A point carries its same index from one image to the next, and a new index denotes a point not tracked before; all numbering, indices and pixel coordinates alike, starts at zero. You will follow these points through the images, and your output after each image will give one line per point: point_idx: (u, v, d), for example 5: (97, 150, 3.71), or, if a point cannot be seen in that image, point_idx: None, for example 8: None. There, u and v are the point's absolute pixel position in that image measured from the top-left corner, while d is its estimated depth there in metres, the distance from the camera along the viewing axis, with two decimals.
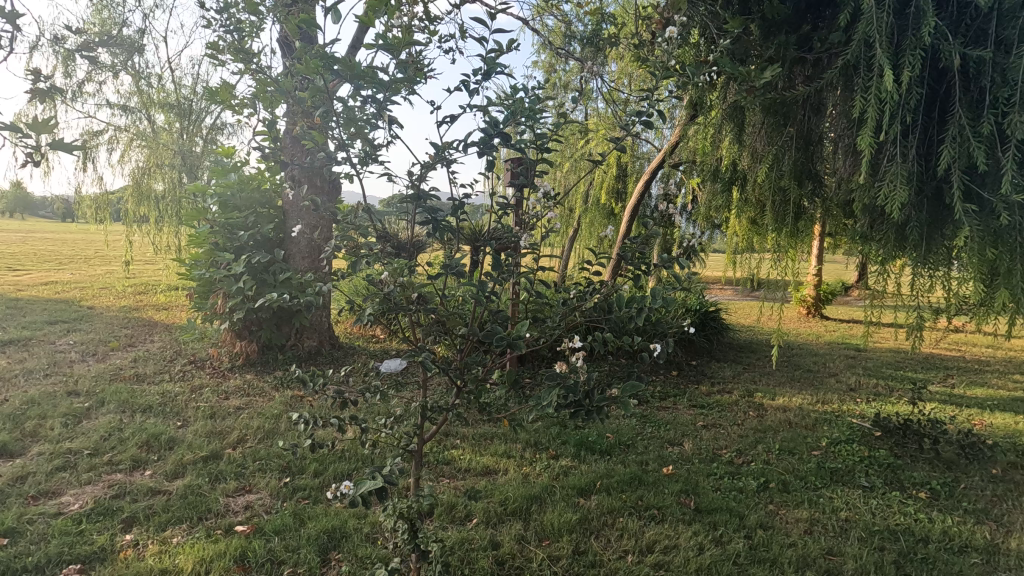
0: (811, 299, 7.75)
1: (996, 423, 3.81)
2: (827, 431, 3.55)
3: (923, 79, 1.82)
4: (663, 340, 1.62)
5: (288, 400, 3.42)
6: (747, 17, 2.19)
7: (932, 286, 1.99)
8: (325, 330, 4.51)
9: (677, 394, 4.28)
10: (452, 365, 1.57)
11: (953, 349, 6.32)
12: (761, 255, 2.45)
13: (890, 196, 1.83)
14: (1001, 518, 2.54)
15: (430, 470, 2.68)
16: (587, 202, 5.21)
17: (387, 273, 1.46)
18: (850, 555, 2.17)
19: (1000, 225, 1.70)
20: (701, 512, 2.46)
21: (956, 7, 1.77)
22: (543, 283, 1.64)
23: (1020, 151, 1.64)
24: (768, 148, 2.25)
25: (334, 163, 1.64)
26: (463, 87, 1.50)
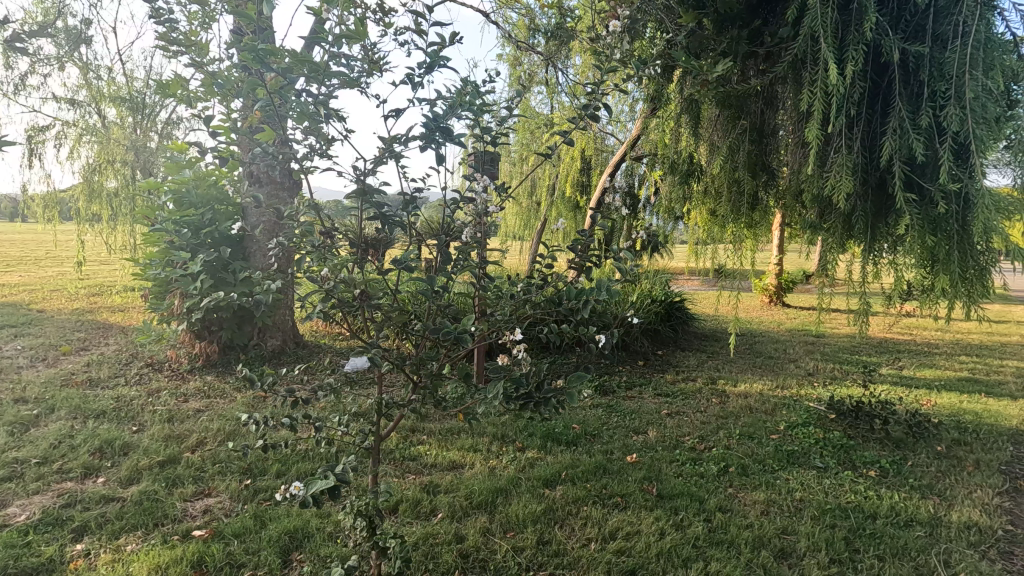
0: (773, 289, 7.97)
1: (942, 402, 4.01)
2: (785, 415, 3.67)
3: (865, 73, 1.89)
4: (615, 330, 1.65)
5: (251, 401, 3.35)
6: (701, 12, 2.23)
7: (877, 273, 2.07)
8: (289, 329, 4.43)
9: (642, 383, 4.35)
10: (406, 360, 1.57)
11: (905, 334, 6.58)
12: (716, 245, 2.50)
13: (836, 186, 1.90)
14: (944, 492, 2.67)
15: (395, 467, 2.67)
16: (553, 196, 5.23)
17: (328, 269, 1.44)
18: (803, 533, 2.25)
19: (939, 214, 1.79)
20: (663, 498, 2.51)
21: (895, 3, 1.83)
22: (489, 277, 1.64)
23: (955, 142, 1.72)
24: (723, 140, 2.30)
25: (283, 160, 1.61)
26: (408, 80, 1.48)
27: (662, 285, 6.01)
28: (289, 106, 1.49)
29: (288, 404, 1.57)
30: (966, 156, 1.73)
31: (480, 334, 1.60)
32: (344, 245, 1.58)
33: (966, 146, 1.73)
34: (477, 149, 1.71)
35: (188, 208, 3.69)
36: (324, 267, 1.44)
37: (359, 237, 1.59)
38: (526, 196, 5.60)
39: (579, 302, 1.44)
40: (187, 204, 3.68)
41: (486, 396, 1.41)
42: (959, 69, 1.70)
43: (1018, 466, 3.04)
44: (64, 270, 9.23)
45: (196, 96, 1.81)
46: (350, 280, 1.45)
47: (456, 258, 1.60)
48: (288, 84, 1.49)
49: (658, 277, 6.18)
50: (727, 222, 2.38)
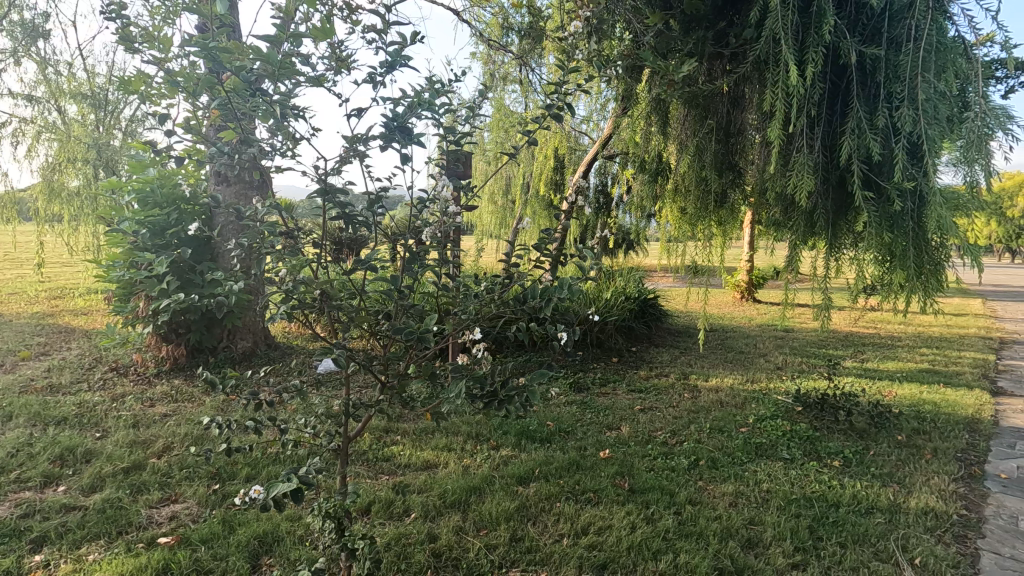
0: (744, 284, 8.13)
1: (903, 393, 4.15)
2: (754, 408, 3.76)
3: (825, 74, 1.94)
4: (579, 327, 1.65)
5: (220, 404, 3.28)
6: (668, 13, 2.26)
7: (838, 268, 2.13)
8: (260, 330, 4.36)
9: (616, 379, 4.41)
10: (373, 361, 1.56)
11: (870, 327, 6.80)
12: (685, 242, 2.54)
13: (797, 184, 1.95)
14: (903, 480, 2.77)
15: (368, 468, 2.65)
16: (527, 195, 5.26)
17: (286, 270, 1.42)
18: (769, 523, 2.31)
19: (895, 211, 1.85)
20: (635, 493, 2.55)
21: (853, 6, 1.88)
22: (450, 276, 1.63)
23: (909, 142, 1.78)
24: (690, 139, 2.34)
25: (246, 160, 1.59)
26: (371, 79, 1.47)
27: (636, 282, 6.08)
28: (249, 106, 1.47)
29: (252, 407, 1.54)
30: (919, 155, 1.79)
31: (446, 333, 1.60)
32: (309, 245, 1.57)
33: (919, 146, 1.80)
34: (444, 147, 1.70)
35: (152, 208, 3.59)
36: (283, 267, 1.42)
37: (327, 237, 1.58)
38: (500, 194, 5.61)
39: (542, 301, 1.45)
40: (152, 203, 3.58)
41: (448, 394, 1.41)
42: (912, 71, 1.76)
43: (972, 453, 3.16)
44: (23, 270, 9.15)
45: (158, 92, 1.76)
46: (311, 280, 1.44)
47: (424, 257, 1.60)
48: (248, 84, 1.47)
49: (631, 275, 6.26)
50: (695, 220, 2.42)
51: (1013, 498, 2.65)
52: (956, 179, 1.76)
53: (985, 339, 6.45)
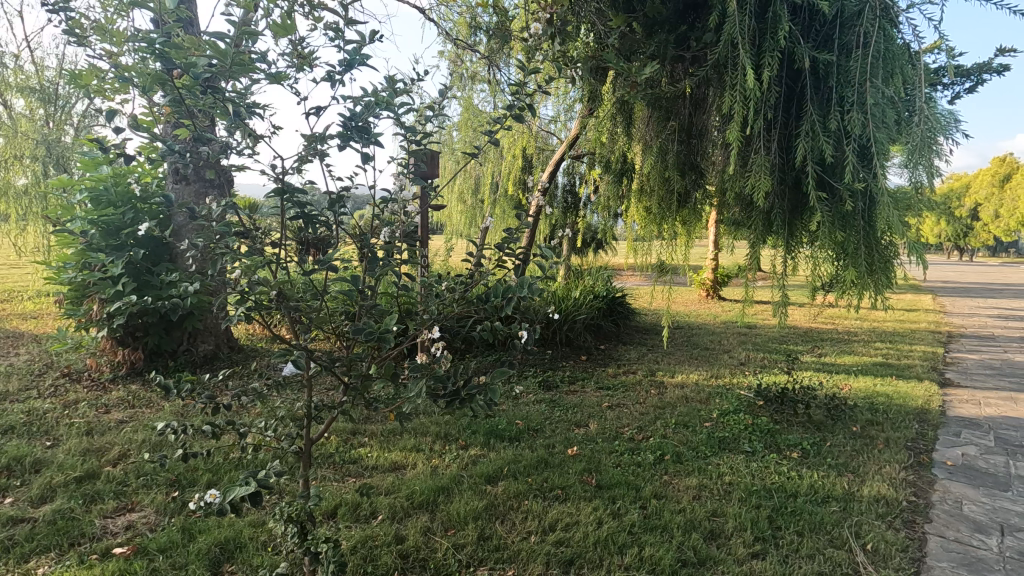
0: (710, 283, 8.32)
1: (858, 386, 4.32)
2: (718, 403, 3.85)
3: (780, 78, 2.00)
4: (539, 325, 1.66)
5: (180, 409, 3.19)
6: (631, 16, 2.29)
7: (795, 265, 2.21)
8: (221, 332, 4.25)
9: (585, 377, 4.46)
10: (336, 362, 1.54)
11: (828, 323, 7.04)
12: (651, 241, 2.59)
13: (755, 184, 2.01)
14: (857, 469, 2.88)
15: (334, 471, 2.62)
16: (496, 194, 5.26)
17: (239, 270, 1.37)
18: (731, 515, 2.37)
19: (846, 211, 1.93)
20: (602, 488, 2.59)
21: (806, 13, 1.95)
22: (412, 276, 1.61)
23: (859, 145, 1.85)
24: (654, 140, 2.39)
25: (201, 159, 1.55)
26: (329, 77, 1.45)
27: (605, 281, 6.16)
28: (204, 103, 1.42)
29: (208, 410, 1.50)
30: (869, 157, 1.86)
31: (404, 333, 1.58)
32: (268, 245, 1.53)
33: (869, 148, 1.87)
34: (406, 147, 1.68)
35: (106, 207, 3.46)
36: (236, 267, 1.38)
37: (287, 236, 1.55)
38: (469, 194, 5.60)
39: (503, 300, 1.46)
40: (105, 203, 3.45)
41: (408, 394, 1.40)
42: (861, 76, 1.83)
43: (921, 442, 3.32)
44: None
45: (109, 87, 1.70)
46: (267, 280, 1.40)
47: (386, 257, 1.59)
48: (202, 83, 1.43)
49: (600, 274, 6.34)
50: (660, 220, 2.47)
51: (958, 484, 2.79)
52: (902, 180, 1.84)
53: (934, 333, 6.76)
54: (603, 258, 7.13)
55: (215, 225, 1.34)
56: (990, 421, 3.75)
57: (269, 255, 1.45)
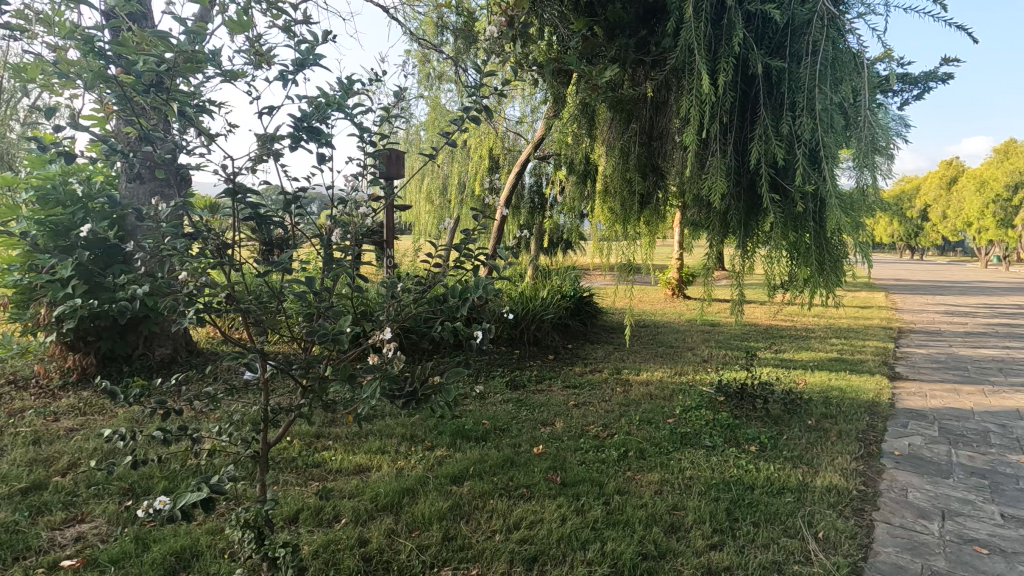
0: (675, 282, 8.48)
1: (814, 381, 4.48)
2: (681, 399, 3.94)
3: (735, 83, 2.06)
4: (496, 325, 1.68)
5: (134, 416, 3.08)
6: (592, 19, 2.32)
7: (751, 265, 2.29)
8: (179, 335, 4.13)
9: (552, 376, 4.49)
10: (294, 365, 1.53)
11: (787, 320, 7.28)
12: (614, 241, 2.63)
13: (711, 187, 2.07)
14: (811, 461, 2.99)
15: (296, 475, 2.58)
16: (463, 195, 5.25)
17: (186, 273, 1.34)
18: (691, 508, 2.44)
19: (798, 212, 2.01)
20: (567, 486, 2.62)
21: (759, 21, 2.01)
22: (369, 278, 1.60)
23: (810, 149, 1.92)
24: (615, 142, 2.43)
25: (148, 159, 1.50)
26: (283, 76, 1.43)
27: (572, 281, 6.22)
28: (151, 101, 1.38)
29: (159, 415, 1.46)
30: (819, 160, 1.94)
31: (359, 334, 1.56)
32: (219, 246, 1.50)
33: (818, 152, 1.94)
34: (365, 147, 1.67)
35: (54, 207, 3.31)
36: (184, 269, 1.34)
37: (240, 237, 1.52)
38: (437, 194, 5.58)
39: (459, 301, 1.47)
40: (53, 202, 3.31)
41: (362, 396, 1.40)
42: (810, 83, 1.90)
43: (871, 433, 3.46)
44: None
45: (51, 83, 1.63)
46: (218, 283, 1.37)
47: (343, 258, 1.58)
48: (147, 80, 1.38)
49: (567, 274, 6.40)
50: (622, 220, 2.52)
51: (904, 473, 2.93)
52: (851, 182, 1.91)
53: (885, 329, 7.06)
54: (571, 258, 7.20)
55: (163, 225, 1.30)
56: (934, 412, 3.94)
57: (221, 257, 1.41)
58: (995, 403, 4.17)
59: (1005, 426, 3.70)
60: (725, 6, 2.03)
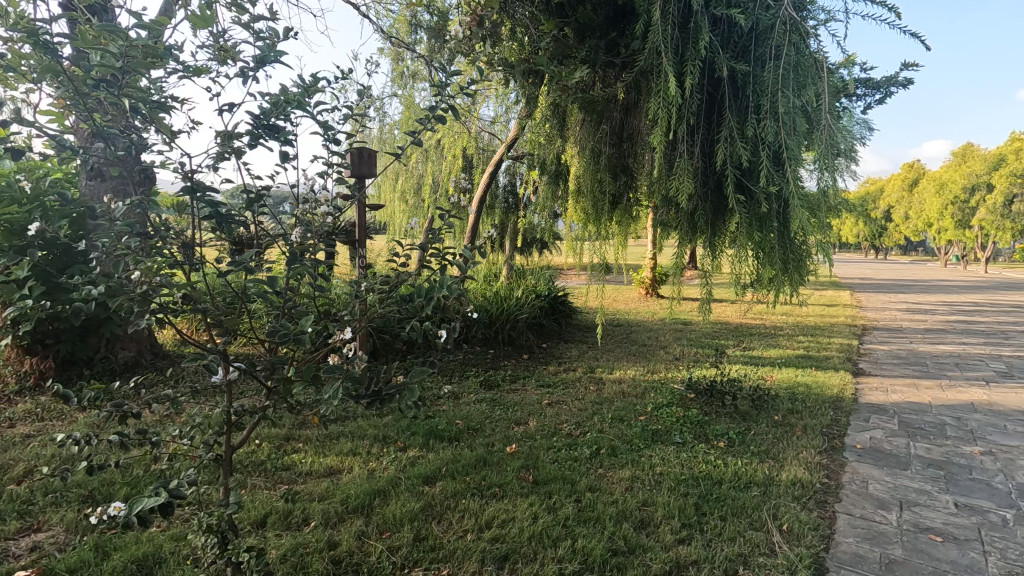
0: (649, 281, 8.60)
1: (782, 377, 4.59)
2: (652, 397, 4.00)
3: (702, 86, 2.09)
4: (460, 324, 1.68)
5: (95, 421, 2.99)
6: (563, 21, 2.32)
7: (718, 264, 2.33)
8: (144, 338, 4.01)
9: (526, 375, 4.51)
10: (258, 366, 1.51)
11: (757, 319, 7.44)
12: (585, 241, 2.66)
13: (679, 187, 2.11)
14: (778, 455, 3.06)
15: (265, 479, 2.54)
16: (436, 194, 5.23)
17: (139, 272, 1.29)
18: (660, 504, 2.47)
19: (762, 212, 2.06)
20: (538, 484, 2.63)
21: (724, 25, 2.04)
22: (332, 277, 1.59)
23: (773, 151, 1.96)
24: (586, 142, 2.45)
25: (103, 156, 1.45)
26: (243, 73, 1.40)
27: (546, 280, 6.25)
28: (105, 97, 1.33)
29: (116, 419, 1.42)
30: (782, 162, 1.98)
31: (323, 335, 1.55)
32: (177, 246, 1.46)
33: (780, 154, 1.99)
34: (329, 145, 1.65)
35: (9, 205, 3.19)
36: (138, 269, 1.30)
37: (199, 236, 1.48)
38: (411, 194, 5.54)
39: (424, 300, 1.46)
40: (7, 200, 3.19)
41: (323, 396, 1.39)
42: (773, 87, 1.94)
43: (835, 428, 3.56)
44: None
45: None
46: (174, 283, 1.34)
47: (306, 257, 1.55)
48: (98, 75, 1.33)
49: (542, 274, 6.42)
50: (593, 221, 2.54)
51: (865, 465, 3.02)
52: (812, 183, 1.97)
53: (850, 326, 7.27)
54: (546, 258, 7.24)
55: (117, 224, 1.26)
56: (894, 406, 4.08)
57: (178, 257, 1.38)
58: (951, 397, 4.34)
59: (960, 418, 3.84)
60: (692, 10, 2.06)
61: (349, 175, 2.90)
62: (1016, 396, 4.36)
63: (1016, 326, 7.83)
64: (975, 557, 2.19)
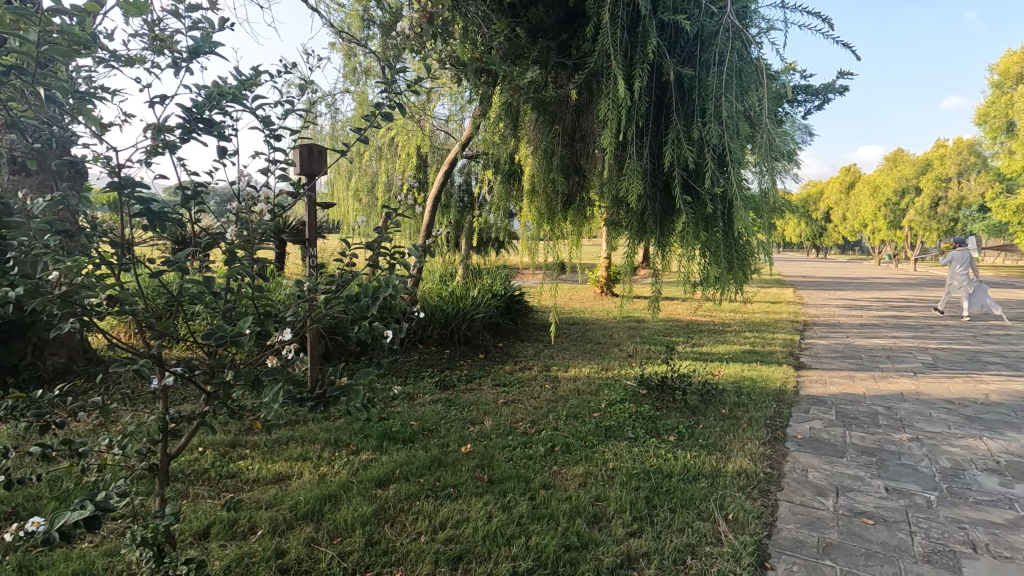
0: (603, 281, 8.75)
1: (729, 372, 4.76)
2: (605, 393, 4.07)
3: (650, 89, 2.14)
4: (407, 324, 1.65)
5: (19, 432, 2.79)
6: (515, 21, 2.31)
7: (667, 263, 2.39)
8: (76, 342, 3.78)
9: (482, 375, 4.50)
10: (195, 370, 1.44)
11: (706, 316, 7.69)
12: (538, 241, 2.68)
13: (628, 188, 2.15)
14: (724, 447, 3.17)
15: (208, 487, 2.43)
16: (390, 193, 5.15)
17: (56, 272, 1.21)
18: (612, 498, 2.52)
19: (707, 212, 2.12)
20: (493, 483, 2.63)
21: (671, 30, 2.09)
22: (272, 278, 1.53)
23: (717, 153, 2.02)
24: (539, 141, 2.47)
25: (18, 148, 1.34)
26: (175, 64, 1.34)
27: (502, 280, 6.26)
28: (19, 86, 1.24)
29: (37, 429, 1.33)
30: (725, 164, 2.05)
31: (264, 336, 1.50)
32: (104, 245, 1.37)
33: (724, 156, 2.06)
34: (271, 141, 1.59)
35: None
36: (57, 269, 1.22)
37: (129, 236, 1.40)
38: (364, 193, 5.43)
39: (370, 300, 1.44)
40: None
41: (264, 399, 1.35)
42: (716, 91, 2.00)
43: (778, 419, 3.72)
44: None
45: None
46: (97, 285, 1.25)
47: (247, 258, 1.50)
48: (11, 61, 1.24)
49: (498, 273, 6.42)
50: (546, 220, 2.56)
51: (805, 455, 3.17)
52: (755, 185, 2.05)
53: (792, 322, 7.61)
54: (502, 257, 7.24)
55: (35, 221, 1.17)
56: (832, 398, 4.29)
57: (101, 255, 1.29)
58: (883, 387, 4.60)
59: (891, 408, 4.09)
60: (639, 15, 2.10)
61: (298, 173, 2.81)
62: (939, 385, 4.66)
63: (939, 320, 8.40)
64: (903, 537, 2.33)
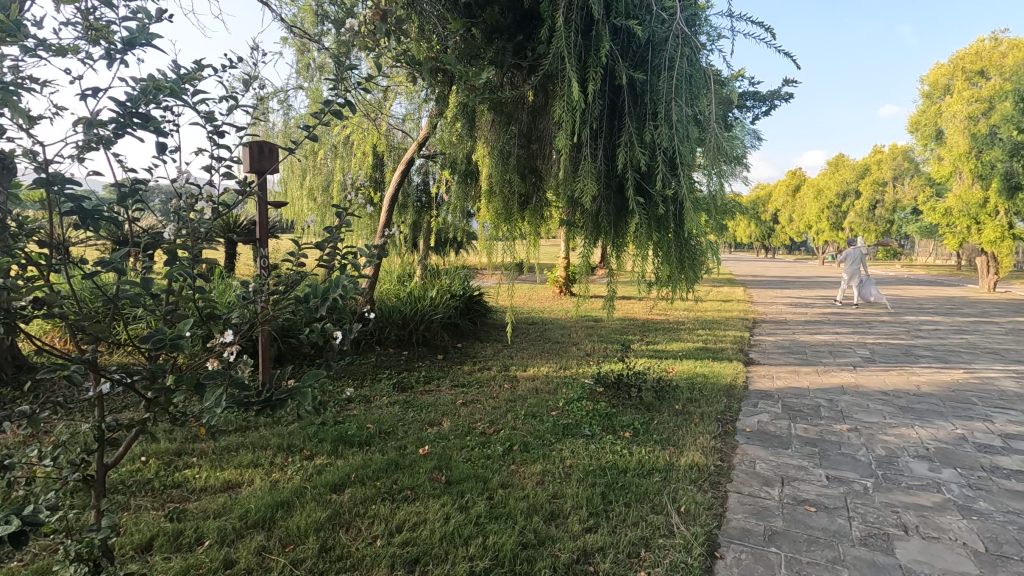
0: (562, 281, 8.84)
1: (682, 369, 4.89)
2: (563, 392, 4.12)
3: (603, 92, 2.17)
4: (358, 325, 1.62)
5: None
6: (471, 21, 2.31)
7: (621, 263, 2.41)
8: (4, 349, 3.55)
9: (440, 376, 4.48)
10: (133, 375, 1.38)
11: (662, 314, 7.88)
12: (495, 241, 2.69)
13: (583, 189, 2.18)
14: (677, 442, 3.26)
15: (151, 498, 2.33)
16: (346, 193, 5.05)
17: None
18: (568, 495, 2.55)
19: (659, 214, 2.17)
20: (451, 484, 2.62)
21: (624, 35, 2.13)
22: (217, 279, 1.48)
23: (668, 156, 2.07)
24: (494, 142, 2.47)
25: None
26: (108, 55, 1.28)
27: (461, 280, 6.23)
28: None
29: None
30: (676, 167, 2.11)
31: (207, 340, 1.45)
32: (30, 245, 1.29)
33: (675, 159, 2.11)
34: (216, 138, 1.53)
35: None
36: None
37: (59, 236, 1.33)
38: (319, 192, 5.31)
39: (320, 300, 1.41)
40: None
41: (206, 403, 1.30)
42: (666, 96, 2.06)
43: (729, 414, 3.85)
44: None
45: None
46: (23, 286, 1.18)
47: (189, 259, 1.44)
48: None
49: (456, 274, 6.39)
50: (502, 220, 2.57)
51: (753, 447, 3.30)
52: (704, 187, 2.12)
53: (742, 320, 7.89)
54: (461, 257, 7.21)
55: None
56: (779, 392, 4.48)
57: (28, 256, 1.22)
58: (825, 381, 4.83)
59: (832, 400, 4.29)
60: (593, 19, 2.13)
61: (247, 171, 2.72)
62: (876, 378, 4.93)
63: (877, 317, 8.87)
64: (842, 523, 2.45)
